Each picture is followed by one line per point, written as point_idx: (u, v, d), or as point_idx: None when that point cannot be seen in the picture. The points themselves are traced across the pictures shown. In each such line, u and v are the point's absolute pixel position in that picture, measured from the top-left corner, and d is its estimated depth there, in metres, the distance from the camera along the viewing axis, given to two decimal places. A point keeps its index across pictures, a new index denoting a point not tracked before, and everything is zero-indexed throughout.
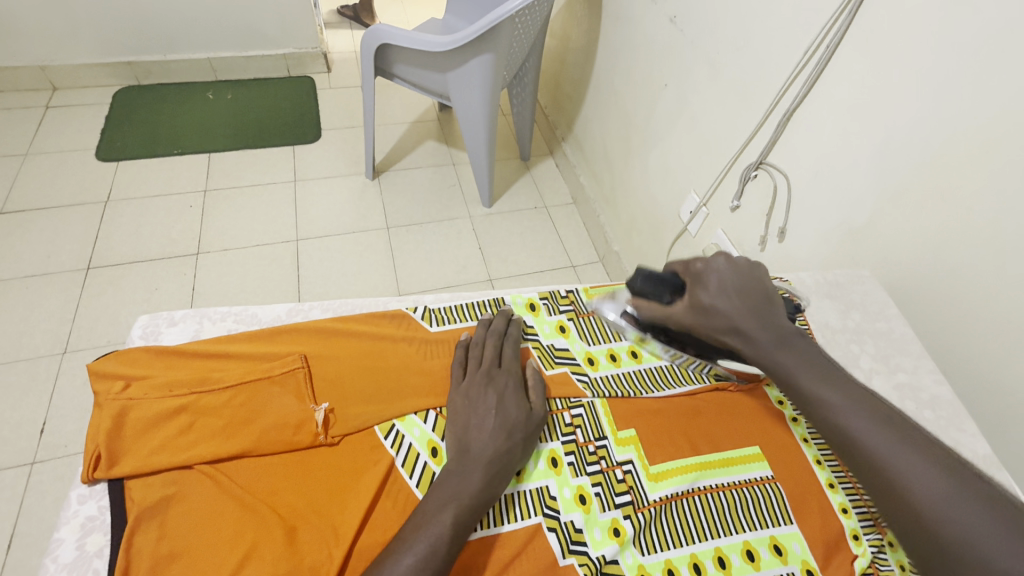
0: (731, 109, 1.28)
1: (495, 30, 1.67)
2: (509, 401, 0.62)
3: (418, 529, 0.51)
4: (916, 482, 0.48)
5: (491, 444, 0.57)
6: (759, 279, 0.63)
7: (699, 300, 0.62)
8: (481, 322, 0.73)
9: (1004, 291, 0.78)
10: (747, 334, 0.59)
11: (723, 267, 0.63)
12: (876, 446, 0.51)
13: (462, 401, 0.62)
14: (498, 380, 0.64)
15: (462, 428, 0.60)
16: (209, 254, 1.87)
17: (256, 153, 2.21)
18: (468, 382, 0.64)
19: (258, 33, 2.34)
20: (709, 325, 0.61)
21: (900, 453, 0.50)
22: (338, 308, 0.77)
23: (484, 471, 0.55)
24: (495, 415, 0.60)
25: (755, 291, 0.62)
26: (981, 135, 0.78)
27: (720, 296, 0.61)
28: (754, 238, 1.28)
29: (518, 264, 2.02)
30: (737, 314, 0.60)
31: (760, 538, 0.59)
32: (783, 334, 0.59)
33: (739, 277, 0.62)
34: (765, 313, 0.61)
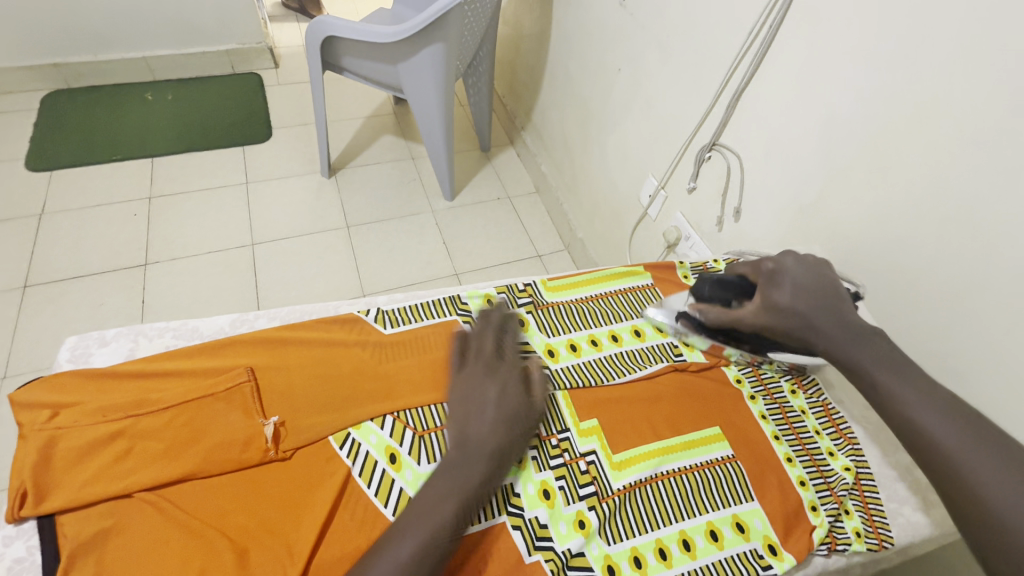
0: (683, 91, 1.29)
1: (445, 17, 1.63)
2: (510, 393, 0.59)
3: (410, 526, 0.50)
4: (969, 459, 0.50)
5: (491, 439, 0.55)
6: (829, 280, 0.66)
7: (774, 299, 0.65)
8: (480, 312, 0.70)
9: (947, 258, 0.81)
10: (821, 332, 0.61)
11: (796, 269, 0.66)
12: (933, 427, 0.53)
13: (459, 388, 0.59)
14: (500, 373, 0.61)
15: (457, 418, 0.57)
16: (158, 264, 1.79)
17: (202, 155, 2.11)
18: (467, 369, 0.61)
19: (196, 28, 2.22)
20: (783, 323, 0.63)
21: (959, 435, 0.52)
22: (285, 316, 0.73)
23: (483, 467, 0.54)
24: (494, 408, 0.58)
25: (829, 290, 0.64)
26: (916, 108, 0.81)
27: (795, 295, 0.64)
28: (711, 220, 1.30)
29: (483, 257, 2.01)
30: (813, 312, 0.62)
31: (723, 517, 0.60)
32: (857, 332, 0.61)
33: (811, 278, 0.65)
34: (841, 312, 0.62)
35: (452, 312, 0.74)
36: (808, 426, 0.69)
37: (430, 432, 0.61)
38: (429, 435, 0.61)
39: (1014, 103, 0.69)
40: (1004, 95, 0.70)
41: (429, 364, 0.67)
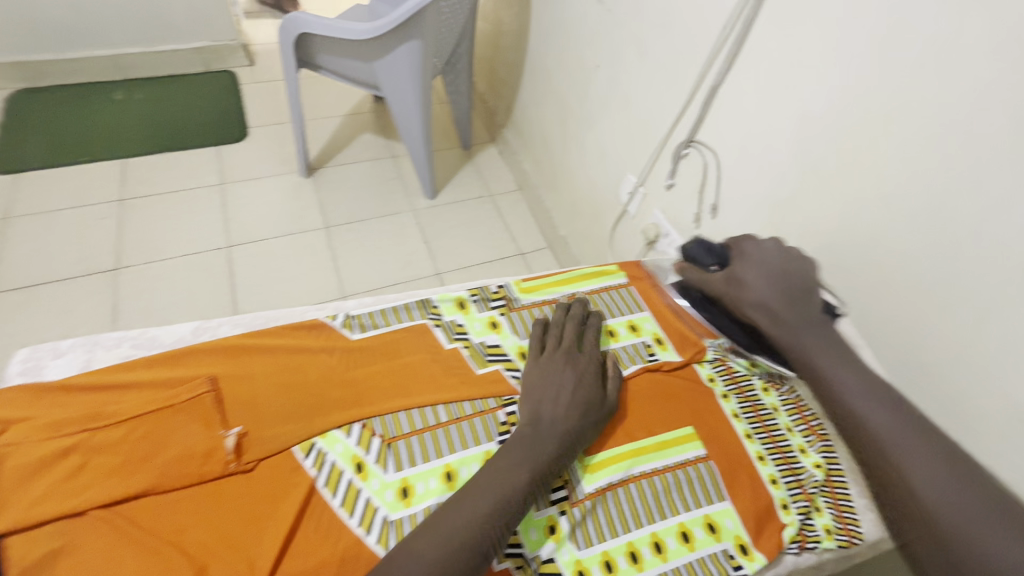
0: (659, 87, 1.29)
1: (421, 13, 1.60)
2: (584, 382, 0.63)
3: (482, 487, 0.53)
4: (907, 460, 0.53)
5: (564, 422, 0.59)
6: (804, 271, 0.69)
7: (738, 274, 0.69)
8: (561, 306, 0.74)
9: (915, 253, 0.82)
10: (773, 311, 0.65)
11: (771, 251, 0.70)
12: (879, 428, 0.55)
13: (538, 372, 0.65)
14: (579, 363, 0.66)
15: (533, 399, 0.62)
16: (130, 268, 1.74)
17: (175, 155, 2.06)
18: (547, 357, 0.67)
19: (167, 26, 2.17)
20: (740, 297, 0.68)
21: (902, 435, 0.54)
22: (249, 323, 0.71)
23: (553, 447, 0.57)
24: (568, 394, 0.62)
25: (795, 276, 0.67)
26: (884, 104, 0.82)
27: (758, 274, 0.68)
28: (689, 216, 1.30)
29: (465, 256, 1.99)
30: (771, 291, 0.66)
31: (694, 518, 0.60)
32: (810, 319, 0.64)
33: (782, 262, 0.68)
34: (800, 298, 0.65)
35: (423, 315, 0.73)
36: (780, 423, 0.69)
37: (398, 439, 0.60)
38: (398, 442, 0.60)
39: (977, 99, 0.70)
40: (968, 91, 0.71)
41: (399, 369, 0.66)
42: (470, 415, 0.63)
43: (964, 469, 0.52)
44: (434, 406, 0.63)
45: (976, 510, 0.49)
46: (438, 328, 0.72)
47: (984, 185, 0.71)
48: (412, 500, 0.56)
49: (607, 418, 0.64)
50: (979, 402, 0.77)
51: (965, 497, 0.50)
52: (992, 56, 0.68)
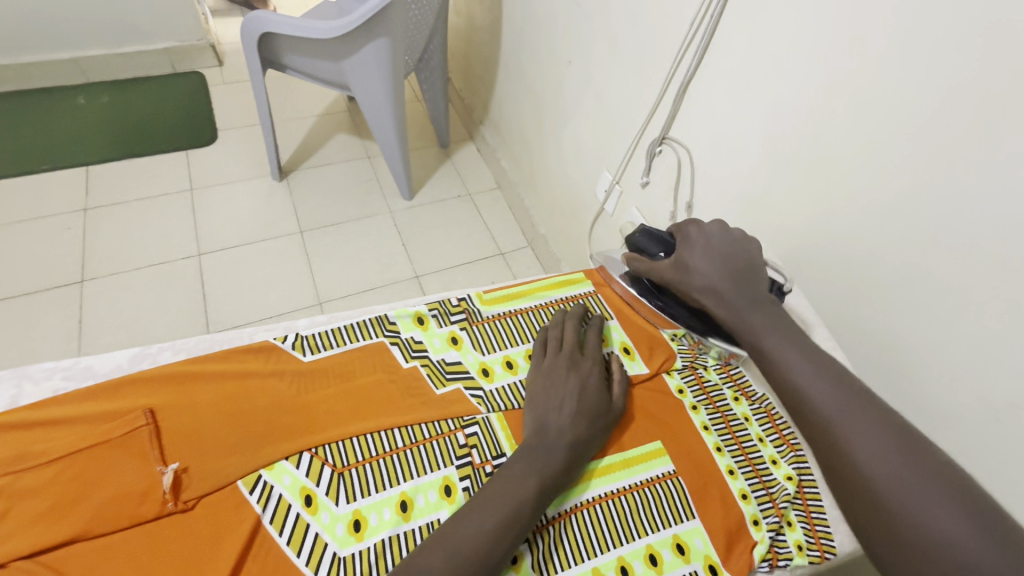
0: (631, 83, 1.26)
1: (387, 9, 1.55)
2: (588, 388, 0.62)
3: (474, 504, 0.51)
4: (858, 440, 0.50)
5: (571, 429, 0.58)
6: (747, 250, 0.67)
7: (683, 259, 0.66)
8: (561, 311, 0.74)
9: (886, 251, 0.80)
10: (720, 294, 0.62)
11: (713, 233, 0.67)
12: (828, 407, 0.52)
13: (541, 381, 0.64)
14: (582, 367, 0.65)
15: (539, 409, 0.61)
16: (96, 280, 1.68)
17: (141, 161, 1.99)
18: (549, 364, 0.66)
19: (129, 26, 2.09)
20: (686, 282, 0.65)
21: (852, 414, 0.51)
22: (193, 347, 0.67)
23: (562, 454, 0.56)
24: (573, 401, 0.61)
25: (739, 257, 0.65)
26: (852, 99, 0.79)
27: (703, 257, 0.65)
28: (664, 214, 1.28)
29: (444, 258, 1.95)
30: (716, 275, 0.63)
31: (662, 540, 0.57)
32: (756, 298, 0.61)
33: (725, 243, 0.66)
34: (745, 280, 0.63)
35: (379, 333, 0.69)
36: (751, 433, 0.68)
37: (350, 468, 0.57)
38: (350, 471, 0.57)
39: (944, 93, 0.68)
40: (935, 86, 0.69)
41: (354, 391, 0.63)
42: (427, 438, 0.60)
43: (916, 447, 0.49)
44: (389, 431, 0.60)
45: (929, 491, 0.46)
46: (395, 346, 0.69)
47: (955, 182, 0.69)
48: (364, 534, 0.53)
49: (615, 424, 0.63)
50: (954, 402, 0.76)
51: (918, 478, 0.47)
52: (958, 48, 0.65)
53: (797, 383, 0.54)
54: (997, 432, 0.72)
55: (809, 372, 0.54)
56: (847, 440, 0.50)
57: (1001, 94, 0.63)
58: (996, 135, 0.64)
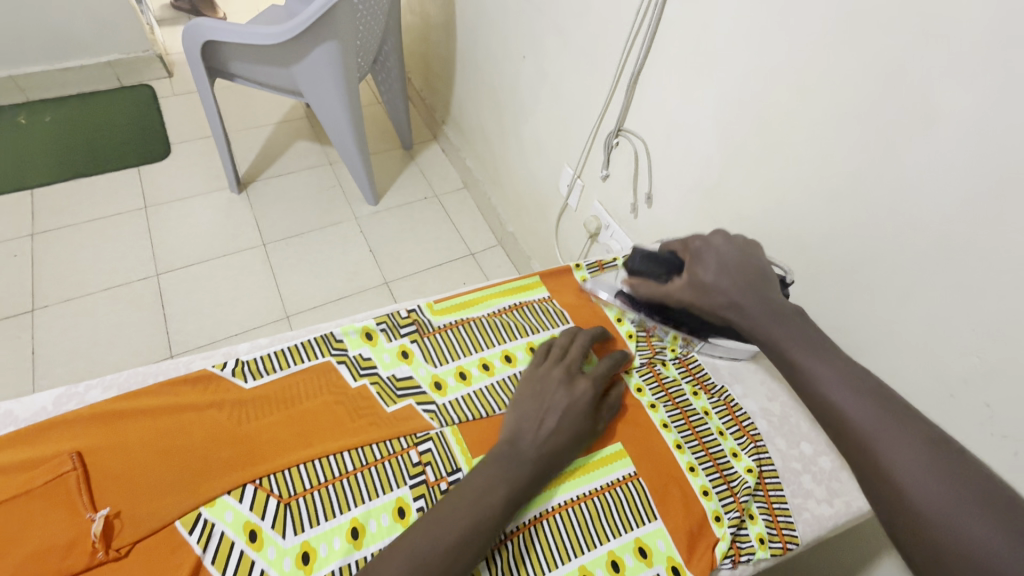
0: (584, 75, 1.25)
1: (333, 12, 1.51)
2: (575, 405, 0.60)
3: (426, 530, 0.49)
4: (884, 440, 0.48)
5: (545, 445, 0.57)
6: (756, 260, 0.66)
7: (699, 277, 0.65)
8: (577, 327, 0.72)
9: (837, 234, 0.81)
10: (745, 309, 0.60)
11: (721, 246, 0.67)
12: (857, 419, 0.51)
13: (530, 385, 0.62)
14: (579, 384, 0.62)
15: (522, 413, 0.60)
16: (47, 308, 1.61)
17: (90, 181, 1.90)
18: (545, 371, 0.64)
19: (67, 40, 2.00)
20: (708, 301, 0.63)
21: (882, 424, 0.49)
22: (125, 382, 0.63)
23: (520, 470, 0.54)
24: (556, 415, 0.59)
25: (751, 267, 0.64)
26: (796, 84, 0.79)
27: (718, 272, 0.64)
28: (626, 207, 1.27)
29: (413, 262, 1.91)
30: (734, 289, 0.62)
31: (624, 545, 0.57)
32: (779, 310, 0.60)
33: (735, 254, 0.65)
34: (763, 291, 0.62)
35: (325, 352, 0.67)
36: (711, 428, 0.68)
37: (297, 497, 0.54)
38: (298, 501, 0.54)
39: (882, 75, 0.68)
40: (872, 68, 0.69)
41: (298, 416, 0.61)
42: (379, 459, 0.58)
43: (952, 459, 0.47)
44: (338, 455, 0.57)
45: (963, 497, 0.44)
46: (342, 364, 0.66)
47: (896, 163, 0.70)
48: (314, 565, 0.51)
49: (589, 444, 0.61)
50: (909, 380, 0.77)
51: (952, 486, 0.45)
52: (890, 30, 0.65)
53: (824, 392, 0.53)
54: (951, 408, 0.72)
55: (838, 381, 0.53)
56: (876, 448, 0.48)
57: (936, 73, 0.63)
58: (934, 113, 0.64)
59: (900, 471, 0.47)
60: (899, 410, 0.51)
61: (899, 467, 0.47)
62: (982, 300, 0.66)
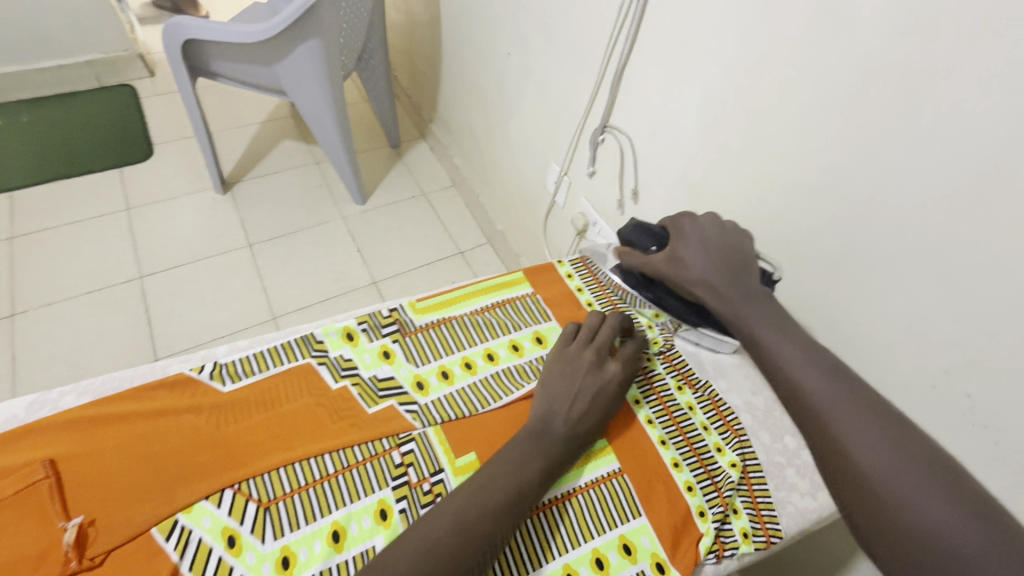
0: (570, 71, 1.24)
1: (316, 9, 1.49)
2: (605, 387, 0.62)
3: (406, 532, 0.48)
4: (844, 423, 0.52)
5: (574, 426, 0.59)
6: (742, 242, 0.68)
7: (678, 253, 0.68)
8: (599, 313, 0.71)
9: (819, 229, 0.81)
10: (715, 288, 0.64)
11: (708, 227, 0.68)
12: (821, 400, 0.54)
13: (561, 365, 0.64)
14: (607, 367, 0.64)
15: (552, 394, 0.62)
16: (27, 313, 1.58)
17: (70, 183, 1.87)
18: (574, 353, 0.65)
19: (44, 39, 1.96)
20: (682, 276, 0.67)
21: (845, 406, 0.53)
22: (100, 389, 0.62)
23: (505, 467, 0.54)
24: (587, 397, 0.61)
25: (733, 250, 0.66)
26: (777, 79, 0.79)
27: (698, 251, 0.66)
28: (612, 204, 1.27)
29: (401, 261, 1.90)
30: (710, 269, 0.65)
31: (608, 542, 0.57)
32: (749, 292, 0.63)
33: (718, 236, 0.67)
34: (737, 274, 0.65)
35: (306, 354, 0.66)
36: (696, 423, 0.69)
37: (277, 501, 0.54)
38: (277, 505, 0.53)
39: (861, 69, 0.68)
40: (852, 61, 0.69)
41: (278, 419, 0.60)
42: (361, 461, 0.57)
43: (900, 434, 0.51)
44: (319, 457, 0.57)
45: (918, 476, 0.48)
46: (323, 366, 0.66)
47: (875, 156, 0.70)
48: (294, 570, 0.50)
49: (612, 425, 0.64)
50: (891, 372, 0.77)
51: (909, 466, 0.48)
52: (868, 23, 0.66)
53: (788, 374, 0.56)
54: (933, 400, 0.73)
55: (800, 364, 0.56)
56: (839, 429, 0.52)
57: (913, 67, 0.63)
58: (912, 107, 0.65)
59: (855, 448, 0.50)
60: (853, 389, 0.54)
61: (859, 447, 0.50)
62: (961, 293, 0.66)
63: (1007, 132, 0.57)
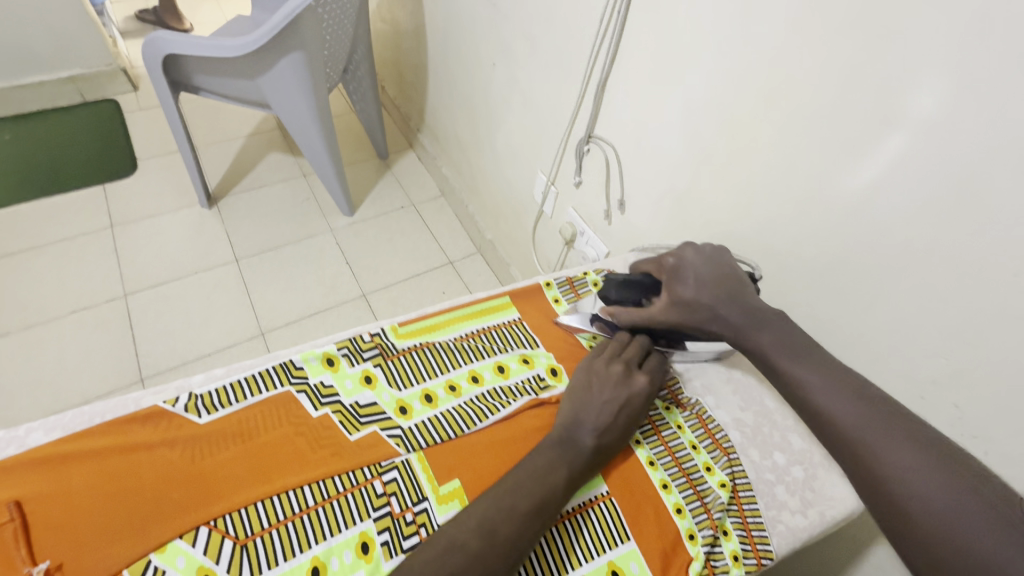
0: (554, 82, 1.24)
1: (298, 23, 1.47)
2: (630, 400, 0.64)
3: None
4: (885, 451, 0.48)
5: (601, 434, 0.60)
6: (730, 266, 0.68)
7: (680, 294, 0.67)
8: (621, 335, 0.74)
9: (804, 239, 0.81)
10: (728, 322, 0.62)
11: (695, 260, 0.68)
12: (848, 423, 0.50)
13: (588, 379, 0.66)
14: (634, 380, 0.66)
15: (579, 404, 0.63)
16: (9, 335, 1.54)
17: (52, 201, 1.84)
18: (601, 367, 0.67)
19: (25, 55, 1.93)
20: (692, 319, 0.65)
21: (875, 428, 0.49)
22: (69, 424, 0.60)
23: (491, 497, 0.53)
24: (614, 407, 0.62)
25: (727, 275, 0.66)
26: (758, 91, 0.79)
27: (697, 288, 0.66)
28: (600, 214, 1.26)
29: (391, 273, 1.88)
30: (716, 301, 0.64)
31: (597, 569, 0.56)
32: (758, 315, 0.62)
33: (710, 267, 0.67)
34: (741, 297, 0.64)
35: (285, 381, 0.65)
36: (684, 441, 0.68)
37: (254, 538, 0.52)
38: (255, 541, 0.51)
39: (841, 79, 0.68)
40: (832, 72, 0.69)
41: (257, 451, 0.58)
42: (342, 492, 0.56)
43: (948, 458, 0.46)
44: (298, 490, 0.55)
45: (968, 504, 0.43)
46: (303, 394, 0.65)
47: (856, 169, 0.70)
48: None
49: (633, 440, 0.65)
50: (878, 383, 0.77)
51: (955, 492, 0.44)
52: (846, 34, 0.66)
53: (815, 401, 0.53)
54: (921, 408, 0.73)
55: (827, 387, 0.53)
56: (871, 455, 0.48)
57: (891, 78, 0.63)
58: (892, 118, 0.64)
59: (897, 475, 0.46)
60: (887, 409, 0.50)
61: (892, 471, 0.46)
62: (947, 301, 0.66)
63: (989, 140, 0.57)
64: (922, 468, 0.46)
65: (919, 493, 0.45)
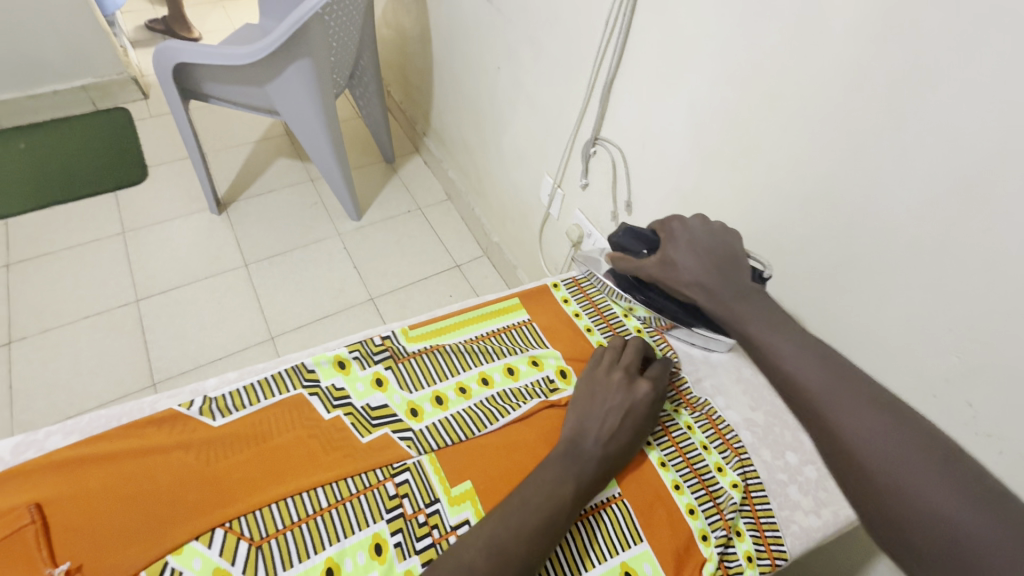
0: (559, 84, 1.24)
1: (305, 30, 1.49)
2: (633, 407, 0.63)
3: None
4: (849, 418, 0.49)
5: (604, 443, 0.60)
6: (730, 241, 0.67)
7: (670, 256, 0.66)
8: (620, 342, 0.73)
9: (811, 238, 0.81)
10: (709, 289, 0.62)
11: (696, 228, 0.67)
12: (816, 391, 0.51)
13: (590, 387, 0.66)
14: (637, 387, 0.65)
15: (582, 413, 0.63)
16: (24, 340, 1.57)
17: (66, 208, 1.87)
18: (603, 375, 0.67)
19: (38, 66, 1.96)
20: (674, 280, 0.65)
21: (841, 394, 0.50)
22: (87, 427, 0.61)
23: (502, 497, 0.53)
24: (617, 415, 0.62)
25: (724, 250, 0.65)
26: (763, 91, 0.79)
27: (689, 253, 0.65)
28: (607, 215, 1.26)
29: (398, 276, 1.89)
30: (702, 271, 0.63)
31: (611, 570, 0.56)
32: (741, 289, 0.62)
33: (709, 238, 0.66)
34: (730, 271, 0.63)
35: (297, 385, 0.66)
36: (696, 442, 0.68)
37: (269, 539, 0.52)
38: (270, 542, 0.52)
39: (847, 79, 0.68)
40: (837, 73, 0.69)
41: (270, 454, 0.59)
42: (354, 493, 0.56)
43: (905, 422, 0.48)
44: (312, 491, 0.56)
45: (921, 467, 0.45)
46: (315, 397, 0.65)
47: (862, 169, 0.70)
48: None
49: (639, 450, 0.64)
50: (888, 382, 0.77)
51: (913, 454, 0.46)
52: (852, 34, 0.66)
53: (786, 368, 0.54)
54: (933, 407, 0.72)
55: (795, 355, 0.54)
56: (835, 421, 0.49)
57: (897, 76, 0.63)
58: (899, 116, 0.64)
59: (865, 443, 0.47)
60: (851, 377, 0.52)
61: (859, 437, 0.48)
62: (958, 299, 0.65)
63: (995, 138, 0.57)
64: (881, 433, 0.48)
65: (881, 458, 0.47)
